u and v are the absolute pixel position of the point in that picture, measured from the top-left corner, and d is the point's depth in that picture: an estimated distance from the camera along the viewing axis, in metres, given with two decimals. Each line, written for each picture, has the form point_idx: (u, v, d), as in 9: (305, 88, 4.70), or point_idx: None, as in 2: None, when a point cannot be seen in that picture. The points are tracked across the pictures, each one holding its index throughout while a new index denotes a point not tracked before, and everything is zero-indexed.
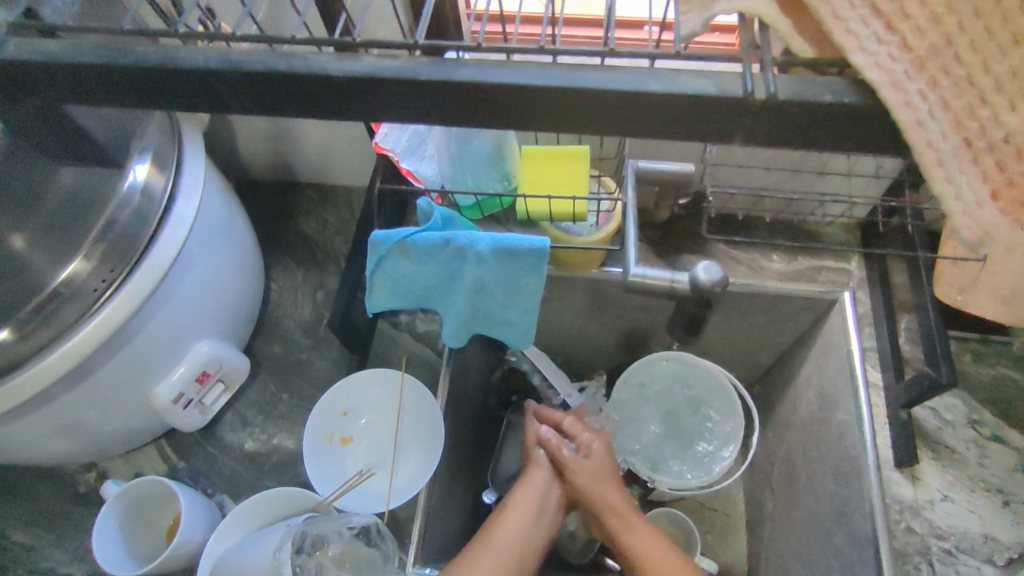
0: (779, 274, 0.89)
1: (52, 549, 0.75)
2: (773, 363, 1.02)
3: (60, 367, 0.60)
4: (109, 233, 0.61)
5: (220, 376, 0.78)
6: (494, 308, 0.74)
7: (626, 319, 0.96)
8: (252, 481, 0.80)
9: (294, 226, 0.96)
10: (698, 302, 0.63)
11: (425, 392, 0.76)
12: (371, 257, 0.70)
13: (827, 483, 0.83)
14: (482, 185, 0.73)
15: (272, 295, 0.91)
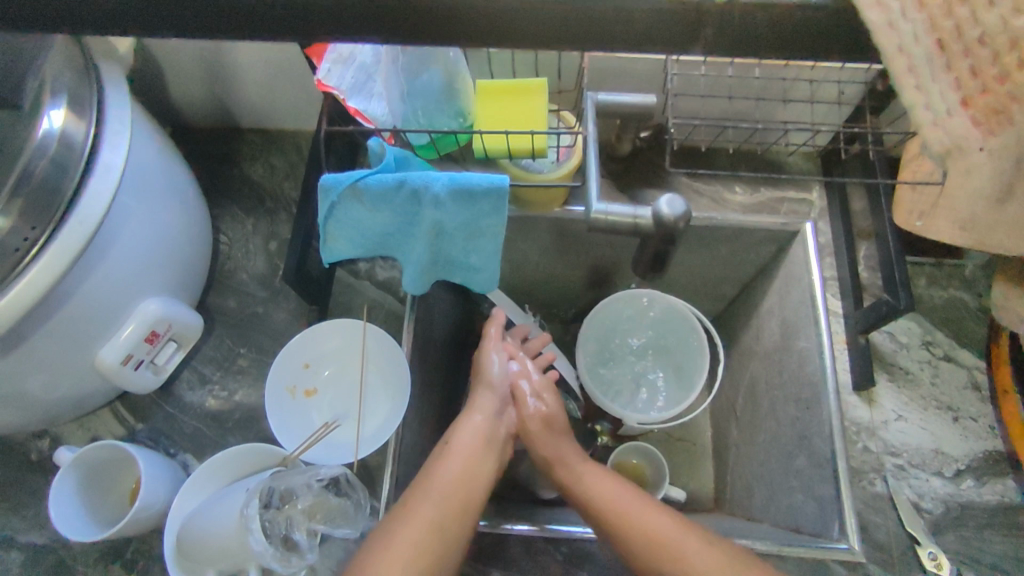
0: (741, 207, 0.89)
1: (8, 518, 0.72)
2: (736, 295, 1.04)
3: None
4: (25, 187, 0.56)
5: (171, 335, 0.75)
6: (457, 252, 0.72)
7: (591, 257, 0.95)
8: (216, 439, 0.77)
9: (241, 173, 0.91)
10: (662, 238, 0.63)
11: (391, 340, 0.74)
12: (322, 205, 0.67)
13: (789, 409, 0.85)
14: (437, 121, 0.70)
15: (222, 247, 0.87)
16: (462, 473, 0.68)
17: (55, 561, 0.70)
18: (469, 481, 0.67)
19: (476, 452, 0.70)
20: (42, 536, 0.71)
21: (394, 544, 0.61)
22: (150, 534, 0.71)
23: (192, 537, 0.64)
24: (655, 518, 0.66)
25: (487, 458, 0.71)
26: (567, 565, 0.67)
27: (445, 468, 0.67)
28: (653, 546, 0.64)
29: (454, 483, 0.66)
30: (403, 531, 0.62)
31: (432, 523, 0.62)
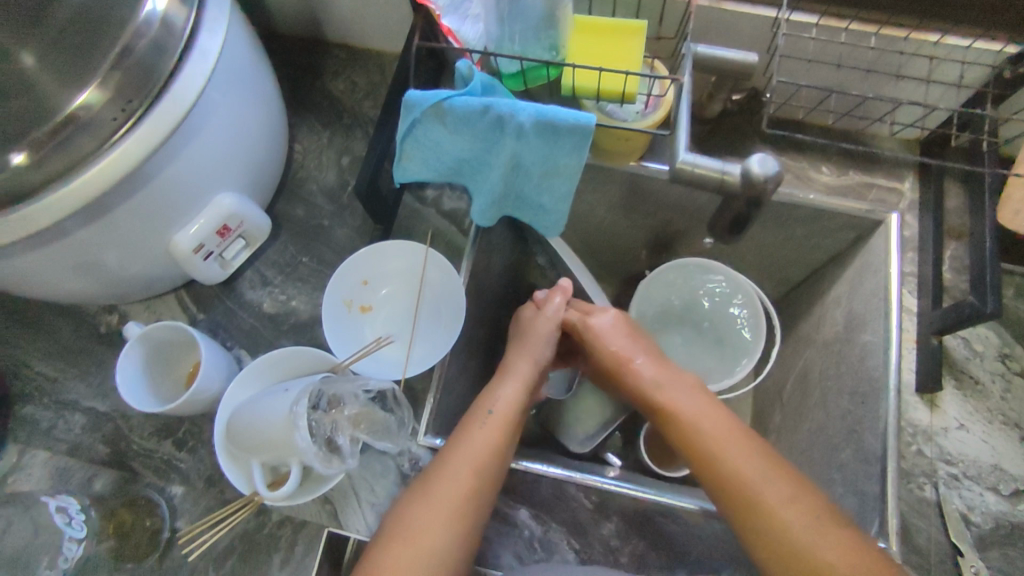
0: (826, 187, 0.86)
1: (75, 382, 0.76)
2: (802, 280, 1.00)
3: (70, 205, 0.58)
4: (124, 62, 0.57)
5: (241, 232, 0.76)
6: (529, 187, 0.71)
7: (658, 219, 0.93)
8: (271, 340, 0.79)
9: (322, 86, 0.92)
10: (746, 199, 0.60)
11: (450, 268, 0.74)
12: (403, 120, 0.66)
13: (841, 401, 0.82)
14: (528, 50, 0.68)
15: (296, 157, 0.88)
16: (468, 470, 0.62)
17: (114, 429, 0.74)
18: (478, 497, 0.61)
19: (489, 458, 0.63)
20: (104, 403, 0.75)
21: (414, 531, 0.59)
22: (201, 419, 0.74)
23: (242, 427, 0.65)
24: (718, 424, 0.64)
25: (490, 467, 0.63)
26: (593, 515, 0.68)
27: (451, 475, 0.62)
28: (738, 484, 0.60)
29: (450, 498, 0.61)
30: (428, 521, 0.60)
31: (444, 523, 0.60)
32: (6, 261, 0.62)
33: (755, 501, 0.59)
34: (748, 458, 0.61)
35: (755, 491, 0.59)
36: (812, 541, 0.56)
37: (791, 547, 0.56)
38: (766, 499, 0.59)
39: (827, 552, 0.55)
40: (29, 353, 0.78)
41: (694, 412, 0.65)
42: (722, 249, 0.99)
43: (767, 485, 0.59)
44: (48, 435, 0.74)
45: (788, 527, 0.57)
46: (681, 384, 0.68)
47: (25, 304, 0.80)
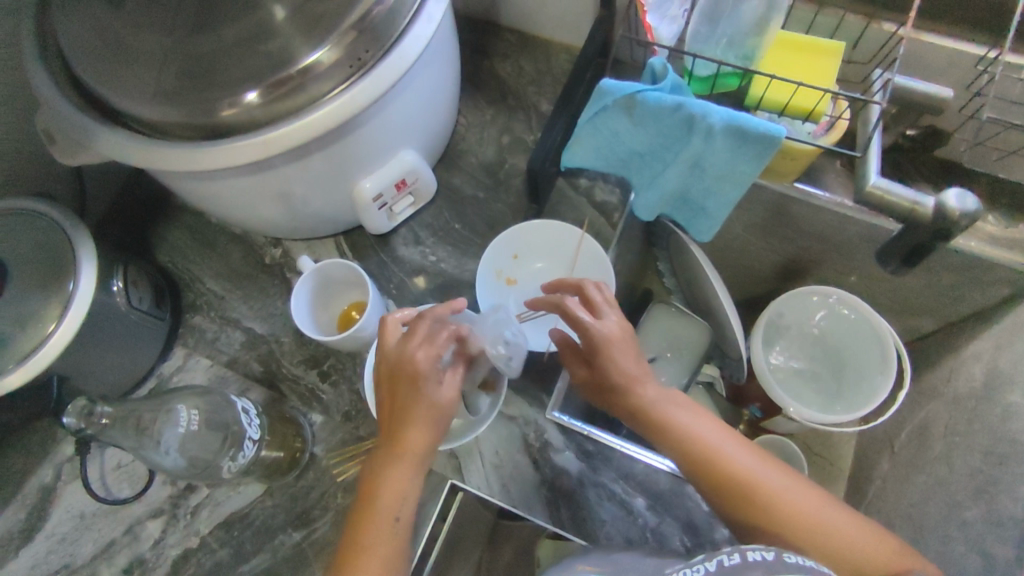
0: (988, 238, 0.81)
1: (239, 302, 0.84)
2: (936, 329, 0.97)
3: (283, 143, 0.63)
4: (362, 26, 0.62)
5: (411, 189, 0.81)
6: (697, 189, 0.72)
7: (798, 243, 0.92)
8: (417, 296, 0.83)
9: (490, 67, 0.96)
10: (934, 231, 0.60)
11: (602, 256, 0.76)
12: (593, 106, 0.69)
13: (972, 458, 0.79)
14: (728, 55, 0.70)
15: (459, 130, 0.93)
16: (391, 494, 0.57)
17: (268, 351, 0.81)
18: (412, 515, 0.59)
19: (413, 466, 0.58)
20: (262, 326, 0.82)
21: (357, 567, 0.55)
22: (346, 357, 0.79)
23: None
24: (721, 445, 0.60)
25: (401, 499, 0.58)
26: (709, 518, 0.67)
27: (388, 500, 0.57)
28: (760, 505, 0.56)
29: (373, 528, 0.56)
30: (379, 556, 0.55)
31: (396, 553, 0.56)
32: (218, 183, 0.68)
33: (757, 487, 0.57)
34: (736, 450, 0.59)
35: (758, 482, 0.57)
36: (823, 516, 0.55)
37: (802, 526, 0.55)
38: (765, 486, 0.57)
39: (838, 530, 0.54)
40: (204, 271, 0.86)
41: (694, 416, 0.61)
42: (857, 284, 0.97)
43: (767, 473, 0.58)
44: (212, 345, 0.82)
45: (798, 511, 0.55)
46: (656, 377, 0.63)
47: (205, 227, 0.88)
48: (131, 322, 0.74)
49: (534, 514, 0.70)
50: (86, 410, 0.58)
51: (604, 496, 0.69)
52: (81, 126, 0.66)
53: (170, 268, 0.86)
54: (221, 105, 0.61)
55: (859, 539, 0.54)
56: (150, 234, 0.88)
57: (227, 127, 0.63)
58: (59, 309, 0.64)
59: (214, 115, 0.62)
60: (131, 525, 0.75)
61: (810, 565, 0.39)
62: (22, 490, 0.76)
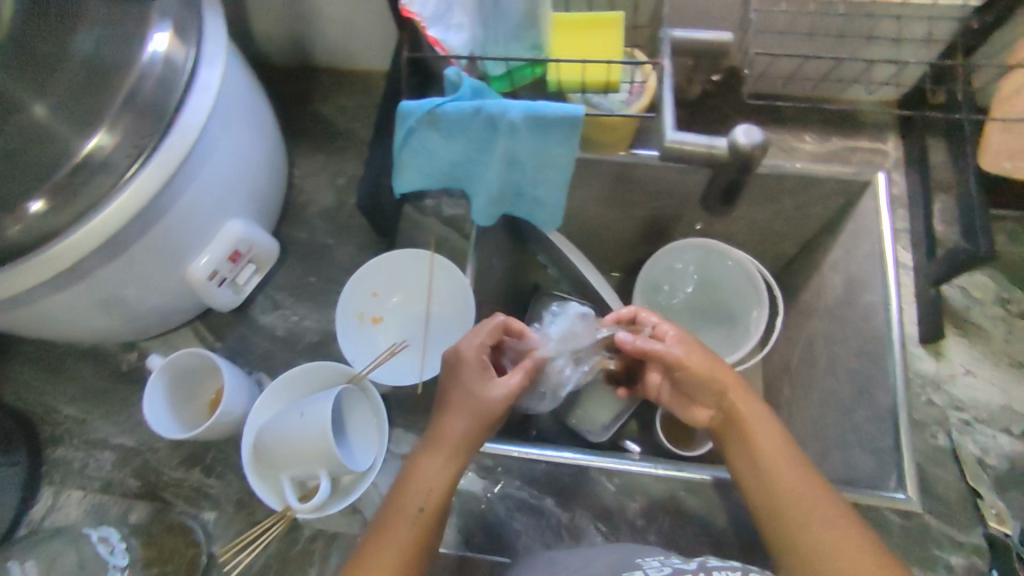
0: (811, 156, 0.88)
1: (100, 421, 0.78)
2: (798, 251, 1.02)
3: (84, 248, 0.58)
4: (133, 103, 0.58)
5: (251, 258, 0.77)
6: (524, 183, 0.73)
7: (649, 206, 0.95)
8: (287, 361, 0.80)
9: (313, 110, 0.94)
10: (737, 166, 0.62)
11: (456, 272, 0.76)
12: (399, 131, 0.69)
13: (849, 362, 0.84)
14: (515, 49, 0.70)
15: (294, 182, 0.90)
16: (421, 485, 0.60)
17: (142, 463, 0.75)
18: (443, 510, 0.60)
19: (450, 460, 0.61)
20: (130, 439, 0.77)
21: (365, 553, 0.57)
22: (226, 446, 0.75)
23: (268, 440, 0.66)
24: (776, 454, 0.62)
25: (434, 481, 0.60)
26: (618, 498, 0.68)
27: (416, 493, 0.60)
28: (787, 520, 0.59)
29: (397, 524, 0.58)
30: (395, 550, 0.57)
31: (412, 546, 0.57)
32: (29, 306, 0.63)
33: (791, 497, 0.59)
34: (789, 456, 0.62)
35: (811, 497, 0.59)
36: (846, 546, 0.56)
37: (803, 533, 0.58)
38: (801, 497, 0.59)
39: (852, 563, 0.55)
40: (56, 398, 0.80)
41: (765, 427, 0.64)
42: (716, 229, 1.01)
43: (810, 496, 0.59)
44: (81, 474, 0.76)
45: (823, 536, 0.57)
46: (744, 390, 0.67)
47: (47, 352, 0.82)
48: None
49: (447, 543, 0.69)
50: None
51: (513, 508, 0.69)
52: None
53: (16, 405, 0.79)
54: (6, 225, 0.56)
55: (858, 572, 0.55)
56: None
57: (16, 249, 0.57)
58: None
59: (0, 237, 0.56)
60: None
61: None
62: None
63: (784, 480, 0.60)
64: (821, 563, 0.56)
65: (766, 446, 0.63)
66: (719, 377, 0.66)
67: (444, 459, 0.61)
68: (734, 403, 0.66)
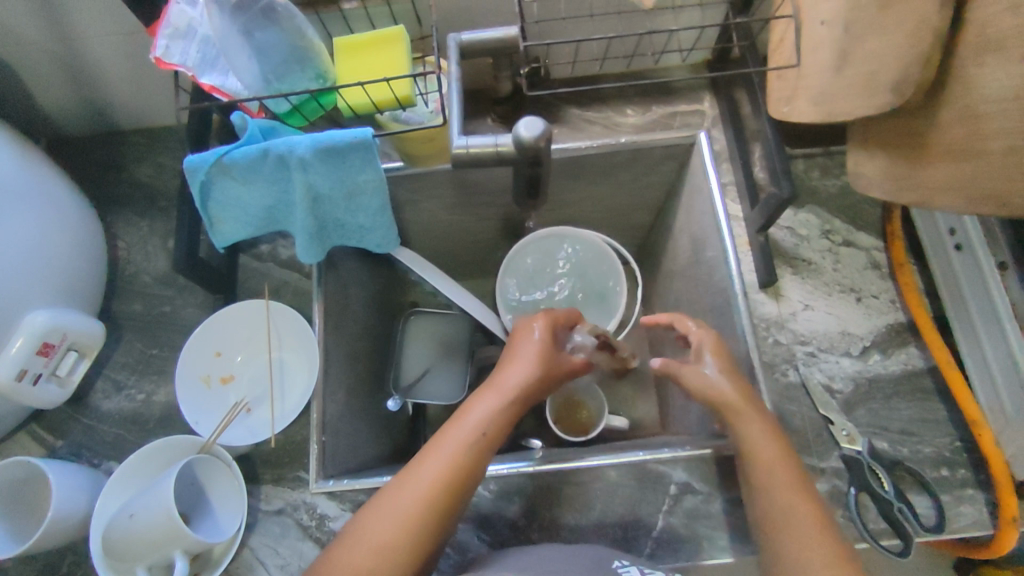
0: (635, 128, 0.90)
1: None
2: (652, 221, 1.05)
3: None
4: None
5: (70, 345, 0.73)
6: (341, 213, 0.72)
7: (497, 205, 0.95)
8: (140, 441, 0.76)
9: (129, 176, 0.89)
10: (529, 161, 0.63)
11: (294, 313, 0.76)
12: (193, 186, 0.67)
13: (708, 319, 0.86)
14: (299, 86, 0.70)
15: (119, 253, 0.85)
16: (424, 464, 0.57)
17: None
18: (457, 480, 0.57)
19: (482, 430, 0.59)
20: None
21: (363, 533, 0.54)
22: (84, 546, 0.70)
23: (113, 537, 0.63)
24: (784, 469, 0.59)
25: (446, 445, 0.58)
26: (496, 501, 0.70)
27: (424, 469, 0.57)
28: (778, 530, 0.57)
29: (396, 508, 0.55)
30: (392, 515, 0.54)
31: (415, 524, 0.54)
32: None
33: (773, 481, 0.59)
34: (777, 452, 0.61)
35: (767, 462, 0.60)
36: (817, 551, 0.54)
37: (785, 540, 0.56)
38: (773, 479, 0.59)
39: (812, 546, 0.55)
40: None
41: (771, 444, 0.61)
42: (569, 214, 1.02)
43: (800, 507, 0.57)
44: None
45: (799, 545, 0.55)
46: (756, 407, 0.63)
47: None
48: None
49: None
50: None
51: None
52: None
53: None
54: None
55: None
56: None
57: None
58: None
59: None
60: None
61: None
62: None
63: (767, 468, 0.60)
64: (793, 539, 0.56)
65: (749, 430, 0.62)
66: (732, 392, 0.64)
67: (464, 427, 0.59)
68: (741, 415, 0.63)
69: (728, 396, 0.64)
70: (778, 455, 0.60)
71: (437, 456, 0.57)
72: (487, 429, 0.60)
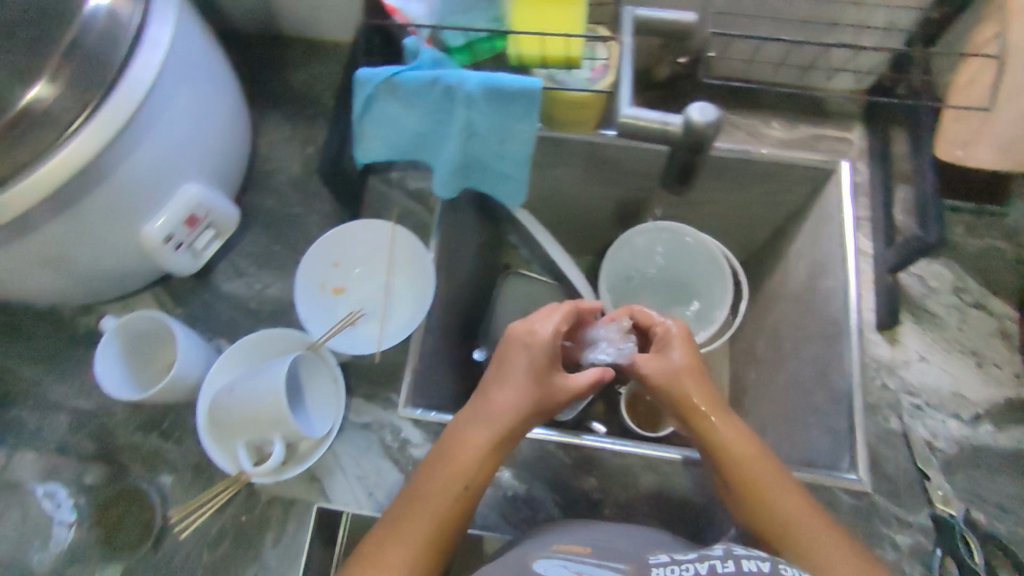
0: (778, 141, 0.88)
1: (58, 382, 0.78)
2: (767, 239, 1.03)
3: (25, 199, 0.58)
4: (73, 54, 0.59)
5: (209, 222, 0.77)
6: (486, 155, 0.73)
7: (620, 187, 0.96)
8: (249, 327, 0.81)
9: (282, 79, 0.93)
10: (689, 146, 0.62)
11: (417, 244, 0.77)
12: (358, 98, 0.69)
13: (812, 347, 0.84)
14: (474, 20, 0.72)
15: (261, 150, 0.90)
16: (463, 451, 0.59)
17: (99, 425, 0.76)
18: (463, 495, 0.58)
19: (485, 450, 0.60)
20: (89, 401, 0.77)
21: (395, 508, 0.57)
22: (185, 409, 0.75)
23: (223, 407, 0.67)
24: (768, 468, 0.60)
25: (441, 474, 0.58)
26: (574, 470, 0.70)
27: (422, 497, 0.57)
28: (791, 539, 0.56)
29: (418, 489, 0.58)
30: (400, 541, 0.54)
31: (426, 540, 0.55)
32: None
33: (766, 490, 0.59)
34: (750, 446, 0.62)
35: (758, 478, 0.60)
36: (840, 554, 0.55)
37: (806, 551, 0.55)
38: (770, 485, 0.59)
39: (831, 552, 0.55)
40: (12, 360, 0.80)
41: (742, 442, 0.62)
42: (686, 213, 1.01)
43: (801, 510, 0.58)
44: (35, 436, 0.76)
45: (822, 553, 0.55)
46: (724, 406, 0.64)
47: (6, 311, 0.81)
48: None
49: None
50: None
51: None
52: None
53: None
54: None
55: None
56: None
57: None
58: None
59: None
60: None
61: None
62: None
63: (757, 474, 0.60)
64: (811, 545, 0.55)
65: (723, 433, 0.63)
66: (692, 385, 0.65)
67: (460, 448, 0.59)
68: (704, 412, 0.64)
69: (704, 395, 0.65)
70: (752, 451, 0.61)
71: (439, 484, 0.58)
72: (488, 447, 0.60)
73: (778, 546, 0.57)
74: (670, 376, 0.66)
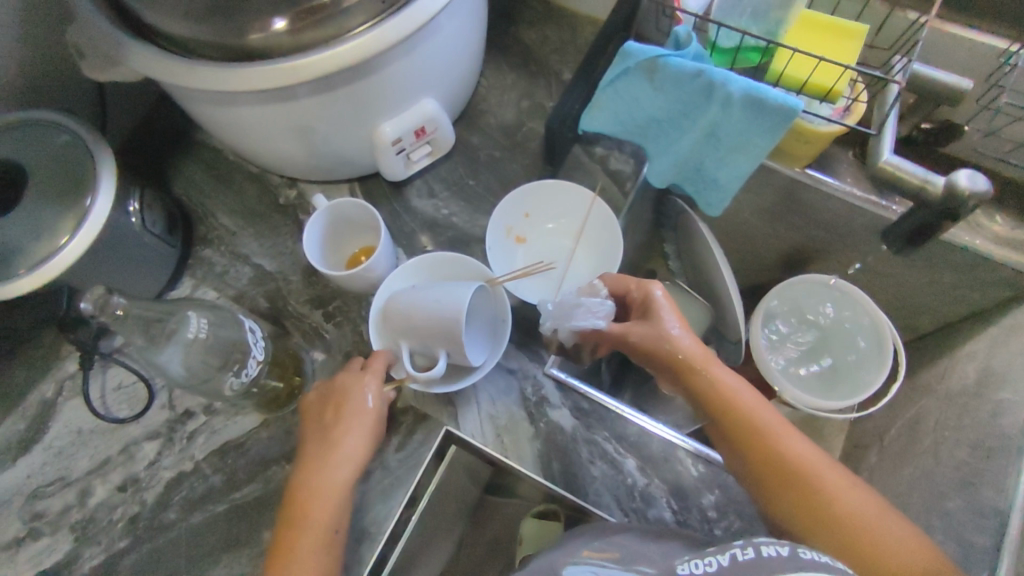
0: (994, 238, 0.82)
1: (251, 239, 0.85)
2: (933, 331, 0.97)
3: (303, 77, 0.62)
4: None
5: (430, 139, 0.82)
6: (712, 159, 0.74)
7: (804, 232, 0.94)
8: (427, 246, 0.85)
9: (516, 31, 0.96)
10: (943, 209, 0.61)
11: (612, 221, 0.79)
12: (616, 68, 0.71)
13: (957, 452, 0.79)
14: (753, 26, 0.73)
15: (480, 90, 0.93)
16: (338, 454, 0.64)
17: (275, 288, 0.82)
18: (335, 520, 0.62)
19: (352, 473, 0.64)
20: (272, 264, 0.83)
21: (345, 448, 0.64)
22: (353, 300, 0.80)
23: (396, 307, 0.70)
24: (773, 421, 0.61)
25: (325, 482, 0.63)
26: (698, 484, 0.69)
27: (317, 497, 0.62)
28: (807, 500, 0.57)
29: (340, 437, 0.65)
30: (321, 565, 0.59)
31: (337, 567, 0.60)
32: (235, 109, 0.68)
33: (779, 447, 0.60)
34: (755, 402, 0.63)
35: (764, 438, 0.60)
36: (860, 506, 0.57)
37: (830, 510, 0.56)
38: (777, 444, 0.60)
39: (850, 509, 0.56)
40: (217, 207, 0.87)
41: (744, 395, 0.63)
42: (858, 278, 0.98)
43: (815, 466, 0.59)
44: (220, 278, 0.83)
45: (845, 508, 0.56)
46: (715, 360, 0.65)
47: (223, 163, 0.89)
48: (144, 244, 0.75)
49: (526, 467, 0.71)
50: (103, 299, 0.57)
51: (596, 455, 0.71)
52: (112, 40, 0.65)
53: (184, 201, 0.87)
54: (250, 29, 0.61)
55: (900, 540, 0.55)
56: (166, 167, 0.88)
57: (252, 53, 0.63)
58: (74, 223, 0.66)
59: (242, 37, 0.62)
60: (127, 444, 0.75)
61: (825, 561, 0.42)
62: (22, 403, 0.77)
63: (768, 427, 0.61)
64: (832, 500, 0.57)
65: (720, 386, 0.64)
66: (686, 346, 0.65)
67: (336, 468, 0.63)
68: (700, 372, 0.64)
69: (698, 352, 0.65)
70: (755, 405, 0.62)
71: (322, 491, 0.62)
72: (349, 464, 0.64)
73: (787, 498, 0.58)
74: (659, 343, 0.66)
